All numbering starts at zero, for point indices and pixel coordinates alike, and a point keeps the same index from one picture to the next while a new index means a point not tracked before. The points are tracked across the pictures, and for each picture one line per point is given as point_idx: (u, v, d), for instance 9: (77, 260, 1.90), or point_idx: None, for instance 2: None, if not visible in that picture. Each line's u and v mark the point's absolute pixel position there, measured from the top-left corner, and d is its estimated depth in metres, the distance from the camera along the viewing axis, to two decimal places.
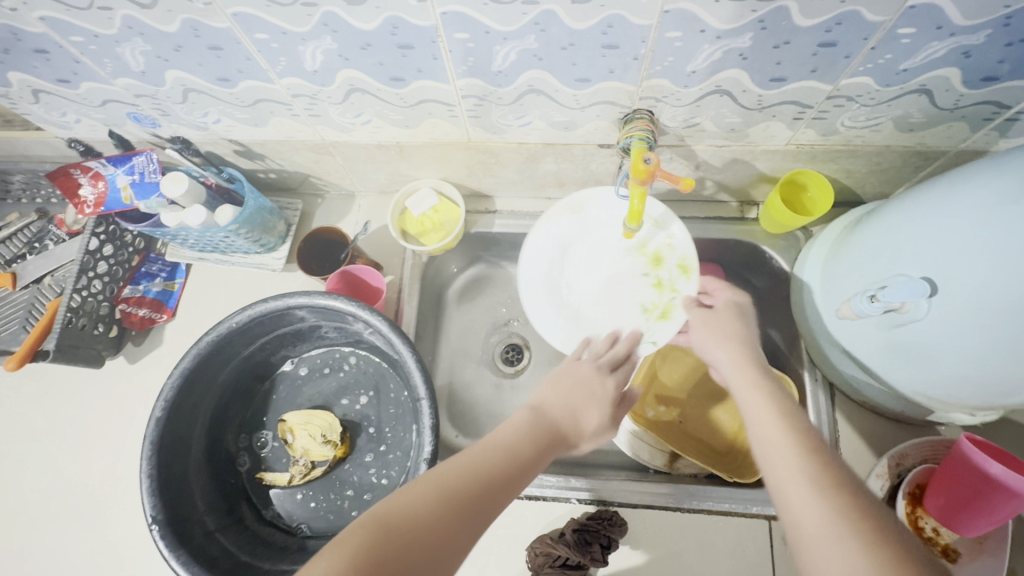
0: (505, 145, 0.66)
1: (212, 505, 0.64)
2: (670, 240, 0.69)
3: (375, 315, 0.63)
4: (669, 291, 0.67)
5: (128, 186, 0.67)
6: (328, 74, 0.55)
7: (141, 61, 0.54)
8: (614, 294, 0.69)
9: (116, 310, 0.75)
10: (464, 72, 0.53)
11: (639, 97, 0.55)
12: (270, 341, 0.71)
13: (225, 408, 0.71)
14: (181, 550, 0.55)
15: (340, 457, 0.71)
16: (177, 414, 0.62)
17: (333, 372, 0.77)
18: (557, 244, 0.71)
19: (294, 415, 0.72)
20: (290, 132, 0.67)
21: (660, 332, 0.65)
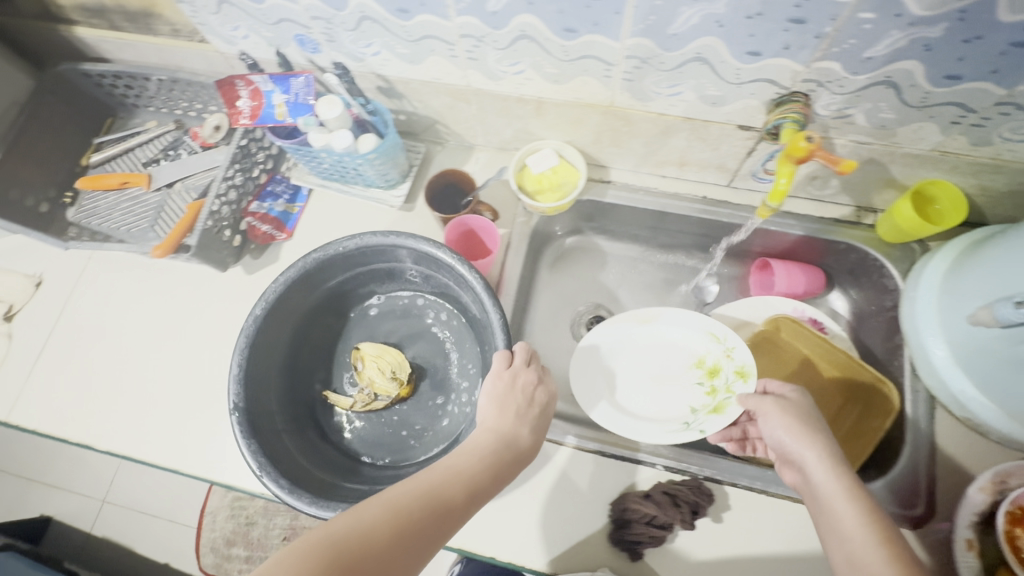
0: (644, 114, 0.68)
1: (285, 409, 0.72)
2: (727, 353, 0.73)
3: (469, 271, 0.66)
4: (724, 394, 0.71)
5: (283, 104, 0.71)
6: (506, 17, 0.57)
7: None
8: (661, 392, 0.74)
9: (243, 222, 0.80)
10: (639, 31, 0.55)
11: (801, 79, 0.56)
12: (360, 273, 0.76)
13: (312, 324, 0.78)
14: (255, 444, 0.62)
15: (402, 396, 0.76)
16: (272, 319, 0.69)
17: (414, 317, 0.82)
18: (613, 336, 0.77)
19: (369, 346, 0.77)
20: (439, 74, 0.70)
21: (710, 424, 0.69)
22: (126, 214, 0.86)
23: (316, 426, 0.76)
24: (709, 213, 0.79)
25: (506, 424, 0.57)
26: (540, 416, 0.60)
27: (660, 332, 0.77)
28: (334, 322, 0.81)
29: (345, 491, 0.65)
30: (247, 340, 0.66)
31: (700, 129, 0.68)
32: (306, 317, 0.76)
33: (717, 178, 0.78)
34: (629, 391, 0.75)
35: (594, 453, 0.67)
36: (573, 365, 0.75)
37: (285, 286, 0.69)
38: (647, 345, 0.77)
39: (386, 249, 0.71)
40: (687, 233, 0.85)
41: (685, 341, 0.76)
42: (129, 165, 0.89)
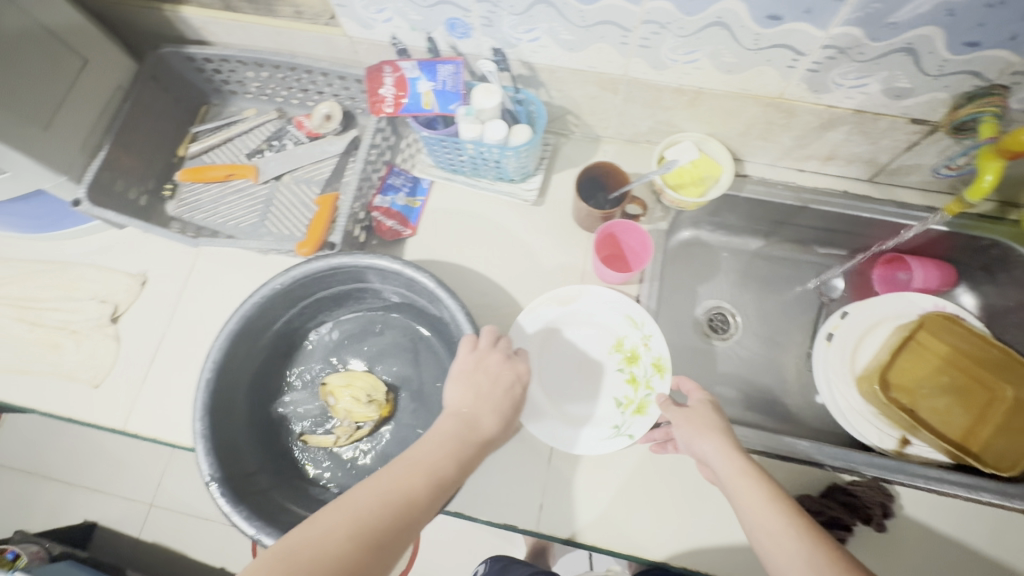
0: (812, 106, 0.66)
1: (265, 463, 0.65)
2: (647, 340, 0.69)
3: (418, 272, 0.64)
4: (645, 387, 0.67)
5: (430, 92, 0.66)
6: (705, 3, 0.54)
7: None
8: (592, 386, 0.69)
9: (370, 217, 0.76)
10: (853, 19, 0.52)
11: (1010, 72, 0.55)
12: (308, 305, 0.70)
13: (268, 371, 0.70)
14: (242, 505, 0.56)
15: (385, 417, 0.69)
16: (224, 376, 0.62)
17: (375, 334, 0.74)
18: (540, 333, 0.71)
19: (335, 378, 0.71)
20: (597, 62, 0.67)
21: (637, 426, 0.65)
22: (231, 207, 0.81)
23: (298, 471, 0.68)
24: (849, 208, 0.78)
25: (473, 412, 0.52)
26: (506, 397, 0.55)
27: (579, 320, 0.72)
28: (285, 355, 0.73)
29: None
30: (205, 404, 0.59)
31: (867, 122, 0.66)
32: (263, 354, 0.69)
33: (859, 172, 0.76)
34: (566, 390, 0.69)
35: (760, 455, 0.66)
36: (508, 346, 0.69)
37: (228, 340, 0.62)
38: (579, 334, 0.72)
39: (345, 270, 0.66)
40: (816, 228, 0.83)
41: (607, 327, 0.71)
42: (229, 156, 0.84)
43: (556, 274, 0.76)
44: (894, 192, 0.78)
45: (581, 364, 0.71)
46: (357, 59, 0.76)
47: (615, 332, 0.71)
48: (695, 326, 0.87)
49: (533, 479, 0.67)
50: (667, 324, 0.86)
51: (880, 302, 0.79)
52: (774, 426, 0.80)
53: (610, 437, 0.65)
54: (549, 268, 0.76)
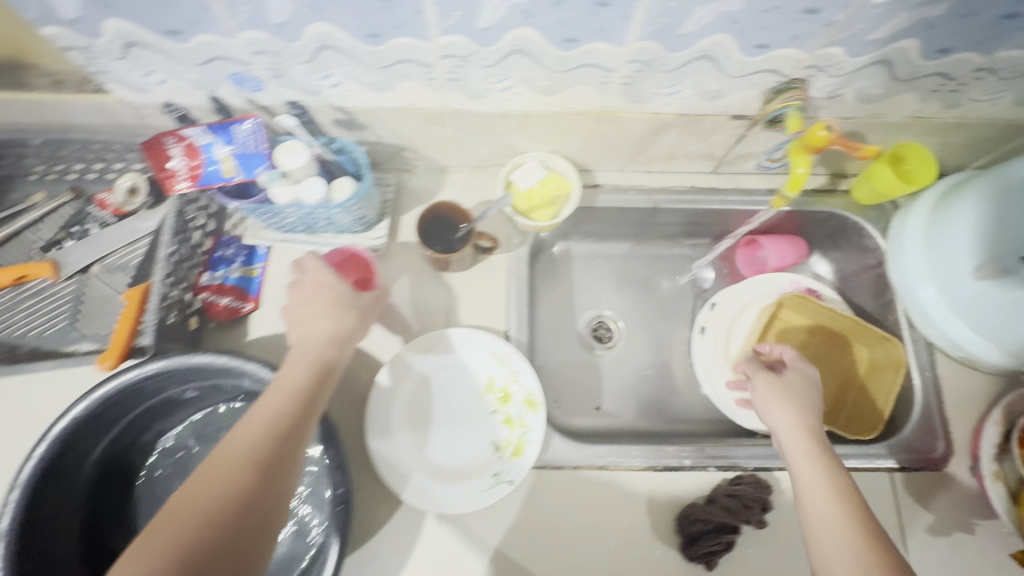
0: (638, 116, 0.65)
1: None
2: (515, 377, 0.67)
3: (250, 363, 0.58)
4: (520, 426, 0.66)
5: (230, 157, 0.59)
6: (498, 33, 0.51)
7: (287, 11, 0.48)
8: (466, 434, 0.67)
9: (198, 299, 0.67)
10: (647, 34, 0.51)
11: (803, 66, 0.56)
12: (136, 420, 0.60)
13: (103, 505, 0.60)
14: None
15: None
16: (34, 535, 0.52)
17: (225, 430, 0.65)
18: (406, 388, 0.67)
19: None
20: (413, 99, 0.62)
21: (515, 469, 0.64)
22: (30, 314, 0.69)
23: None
24: (701, 202, 0.78)
25: (293, 372, 0.50)
26: (324, 334, 0.53)
27: (443, 367, 0.68)
28: (125, 478, 0.62)
29: None
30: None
31: (693, 123, 0.66)
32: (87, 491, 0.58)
33: (702, 166, 0.77)
34: (441, 443, 0.66)
35: (647, 470, 0.66)
36: (370, 410, 0.65)
37: (28, 490, 0.52)
38: (446, 381, 0.68)
39: (165, 376, 0.57)
40: (676, 223, 0.84)
41: (475, 370, 0.68)
42: (20, 252, 0.71)
43: (420, 324, 0.71)
44: (738, 179, 0.80)
45: (451, 414, 0.67)
46: (147, 123, 0.66)
47: (483, 374, 0.68)
48: (579, 339, 0.86)
49: (426, 554, 0.62)
50: (550, 344, 0.85)
51: (743, 288, 0.81)
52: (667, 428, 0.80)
53: (491, 487, 0.63)
54: (413, 318, 0.71)
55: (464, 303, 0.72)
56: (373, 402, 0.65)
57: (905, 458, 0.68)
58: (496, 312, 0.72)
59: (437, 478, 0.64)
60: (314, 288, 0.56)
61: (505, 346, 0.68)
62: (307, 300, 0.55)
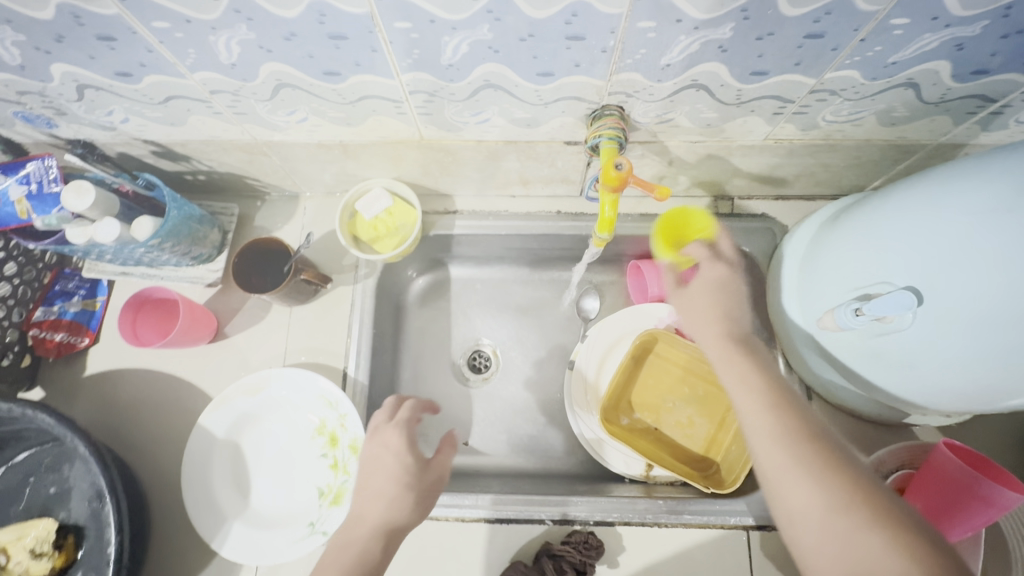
0: (462, 143, 0.60)
1: None
2: (343, 420, 0.64)
3: (39, 412, 0.55)
4: (344, 473, 0.63)
5: (23, 199, 0.57)
6: (250, 68, 0.47)
7: (16, 54, 0.45)
8: (293, 478, 0.64)
9: (28, 337, 0.66)
10: (409, 65, 0.46)
11: (608, 92, 0.50)
12: None
13: None
14: None
15: (61, 567, 0.61)
16: None
17: (49, 470, 0.65)
18: (232, 429, 0.65)
19: (5, 532, 0.62)
20: (215, 132, 0.58)
21: (331, 520, 0.61)
22: None
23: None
24: (568, 228, 0.73)
25: (349, 552, 0.48)
26: (372, 526, 0.49)
27: (273, 408, 0.66)
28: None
29: None
30: None
31: (528, 149, 0.61)
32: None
33: (567, 190, 0.71)
34: (264, 488, 0.64)
35: (480, 521, 0.63)
36: (189, 452, 0.63)
37: None
38: (277, 422, 0.66)
39: None
40: (553, 249, 0.79)
41: (306, 412, 0.66)
42: None
43: (257, 361, 0.69)
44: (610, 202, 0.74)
45: (280, 456, 0.65)
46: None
47: (313, 416, 0.65)
48: (454, 369, 0.82)
49: None
50: (422, 375, 0.81)
51: (616, 321, 0.76)
52: (535, 468, 0.75)
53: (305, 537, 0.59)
54: (251, 353, 0.69)
55: (305, 339, 0.69)
56: (193, 444, 0.63)
57: (764, 516, 0.62)
58: (337, 348, 0.69)
59: (253, 527, 0.61)
60: (379, 461, 0.53)
61: (335, 387, 0.65)
62: (377, 474, 0.53)
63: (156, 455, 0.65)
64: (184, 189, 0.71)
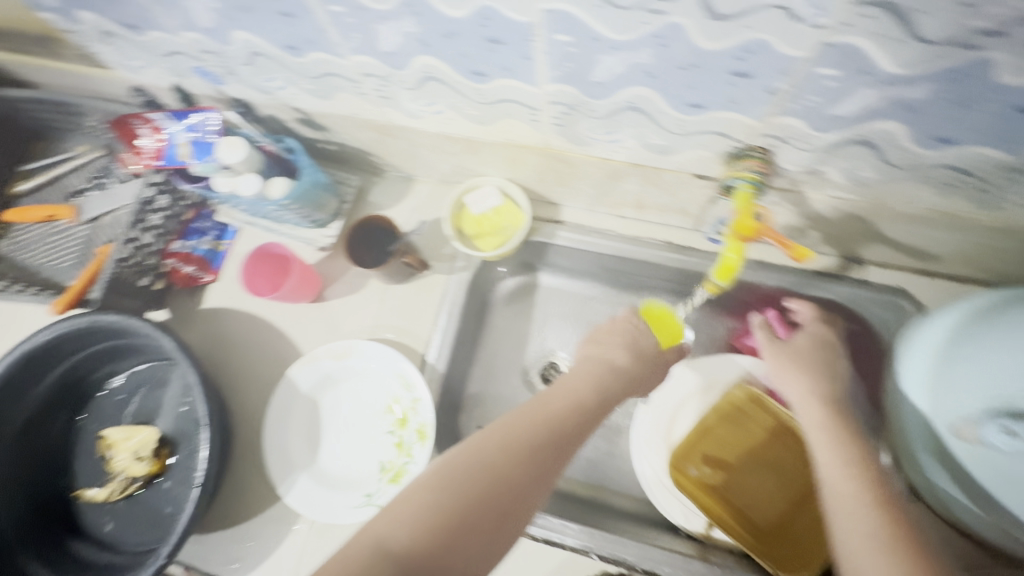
0: (586, 158, 0.58)
1: (24, 521, 0.65)
2: (415, 403, 0.66)
3: (165, 335, 0.62)
4: (406, 454, 0.65)
5: (186, 143, 0.63)
6: (405, 58, 0.48)
7: (209, 18, 0.50)
8: (357, 446, 0.67)
9: (164, 264, 0.74)
10: (557, 77, 0.45)
11: (759, 134, 0.46)
12: (87, 359, 0.69)
13: (48, 423, 0.70)
14: None
15: (155, 474, 0.68)
16: None
17: (161, 386, 0.73)
18: (314, 386, 0.69)
19: (116, 430, 0.70)
20: (356, 110, 0.61)
21: (386, 496, 0.63)
22: (51, 248, 0.81)
23: (70, 526, 0.68)
24: (674, 259, 0.69)
25: (558, 407, 0.50)
26: (579, 396, 0.52)
27: (353, 376, 0.69)
28: (77, 406, 0.72)
29: None
30: None
31: (654, 176, 0.58)
32: (37, 409, 0.69)
33: (680, 221, 0.68)
34: (331, 450, 0.67)
35: (525, 536, 0.63)
36: (274, 399, 0.68)
37: None
38: (353, 390, 0.69)
39: (107, 328, 0.65)
40: (650, 278, 0.76)
41: (382, 387, 0.68)
42: (57, 195, 0.84)
43: (347, 329, 0.72)
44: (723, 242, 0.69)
45: (350, 423, 0.68)
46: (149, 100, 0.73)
47: (388, 393, 0.68)
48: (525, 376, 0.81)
49: (288, 549, 0.64)
50: (493, 373, 0.81)
51: (702, 369, 0.72)
52: (587, 495, 0.73)
53: (359, 507, 0.63)
54: (344, 319, 0.73)
55: (395, 317, 0.72)
56: (279, 393, 0.68)
57: None
58: (422, 332, 0.71)
59: (316, 483, 0.65)
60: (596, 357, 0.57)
61: (414, 370, 0.67)
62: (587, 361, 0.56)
63: (247, 393, 0.71)
64: (315, 155, 0.76)
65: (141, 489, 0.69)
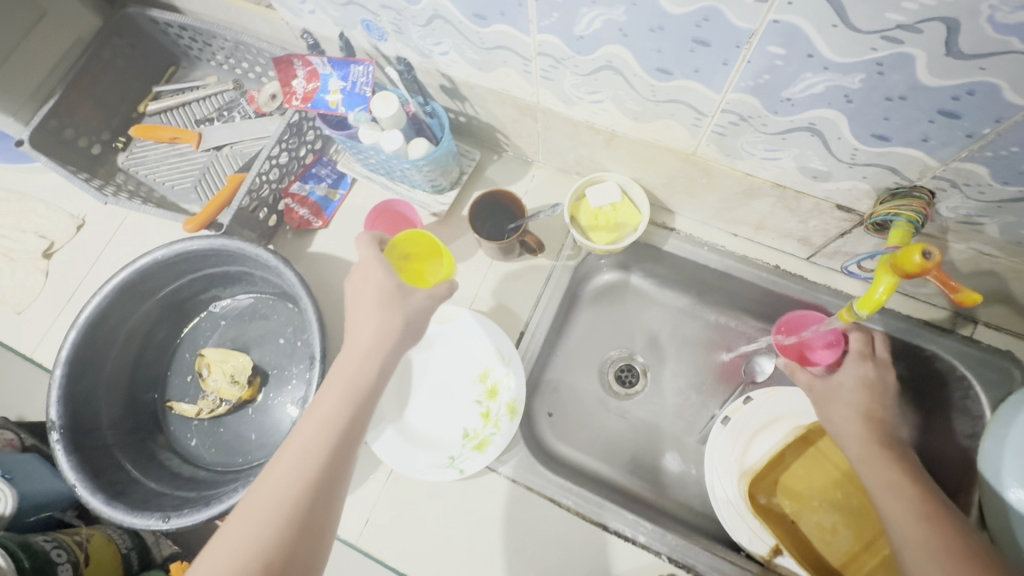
0: (729, 171, 0.59)
1: (120, 420, 0.68)
2: (509, 378, 0.68)
3: (288, 269, 0.64)
4: (492, 425, 0.66)
5: (338, 92, 0.66)
6: (592, 44, 0.50)
7: None
8: (444, 410, 0.69)
9: (281, 203, 0.77)
10: (746, 87, 0.46)
11: (931, 176, 0.47)
12: (198, 280, 0.71)
13: (151, 333, 0.72)
14: (73, 455, 0.59)
15: (245, 400, 0.70)
16: (97, 332, 0.65)
17: (260, 318, 0.75)
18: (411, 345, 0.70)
19: (214, 351, 0.73)
20: (509, 86, 0.63)
21: (470, 462, 0.64)
22: (171, 170, 0.84)
23: (159, 436, 0.70)
24: (782, 285, 0.69)
25: (350, 369, 0.50)
26: (364, 346, 0.51)
27: (450, 343, 0.71)
28: (178, 324, 0.75)
29: (173, 500, 0.61)
30: (68, 355, 0.62)
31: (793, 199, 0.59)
32: (147, 320, 0.71)
33: (795, 249, 0.69)
34: (418, 408, 0.69)
35: (596, 526, 0.64)
36: None
37: (105, 301, 0.65)
38: (447, 355, 0.71)
39: (229, 253, 0.67)
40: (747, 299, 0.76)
41: (476, 357, 0.70)
42: (182, 119, 0.87)
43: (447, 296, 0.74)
44: (833, 277, 0.69)
45: (440, 386, 0.70)
46: (297, 44, 0.75)
47: (482, 363, 0.69)
48: (600, 373, 0.82)
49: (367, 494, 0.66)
50: (571, 365, 0.82)
51: (792, 397, 0.72)
52: (649, 498, 0.74)
53: (442, 466, 0.64)
54: None
55: (495, 292, 0.74)
56: None
57: None
58: (519, 311, 0.73)
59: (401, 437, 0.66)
60: (359, 289, 0.55)
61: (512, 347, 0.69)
62: (359, 303, 0.53)
63: (343, 340, 0.73)
64: None
65: (227, 412, 0.71)
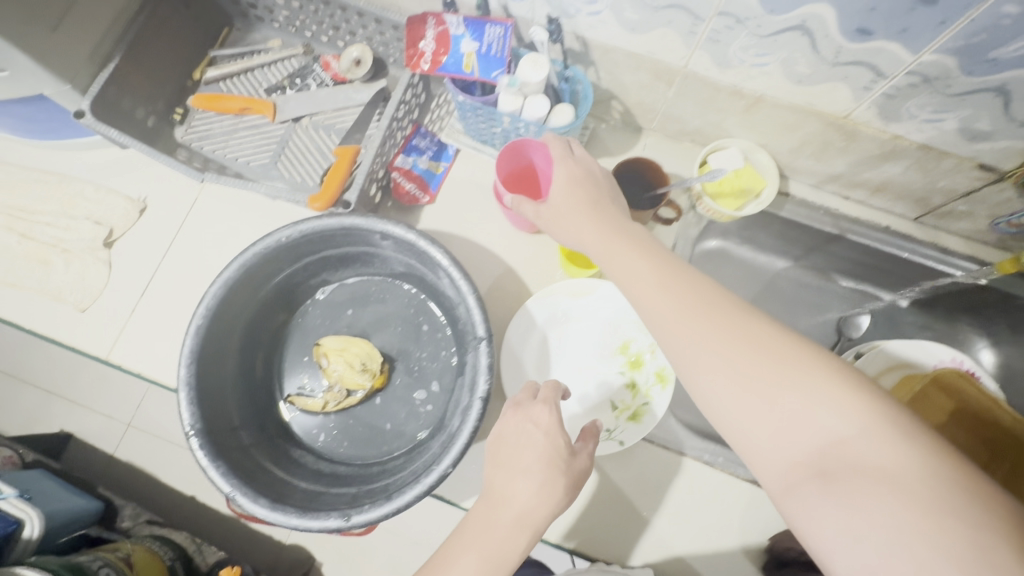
0: (876, 133, 0.61)
1: (247, 419, 0.62)
2: (654, 347, 0.68)
3: (433, 245, 0.59)
4: (643, 395, 0.66)
5: (472, 54, 0.61)
6: (794, 4, 0.49)
7: None
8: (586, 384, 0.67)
9: (389, 176, 0.72)
10: (950, 48, 0.48)
11: None
12: (313, 262, 0.66)
13: (261, 324, 0.66)
14: (221, 461, 0.54)
15: (375, 388, 0.66)
16: (218, 325, 0.59)
17: (377, 302, 0.70)
18: (548, 319, 0.68)
19: (331, 340, 0.67)
20: (659, 49, 0.61)
21: (628, 432, 0.64)
22: (245, 143, 0.76)
23: (285, 435, 0.66)
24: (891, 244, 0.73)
25: (502, 533, 0.45)
26: (516, 510, 0.46)
27: (585, 317, 0.69)
28: (284, 312, 0.69)
29: (336, 497, 0.57)
30: (193, 351, 0.56)
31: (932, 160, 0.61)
32: (257, 309, 0.65)
33: (907, 209, 0.72)
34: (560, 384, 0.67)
35: (750, 482, 0.65)
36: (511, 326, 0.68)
37: (225, 289, 0.58)
38: (581, 328, 0.69)
39: (358, 232, 0.61)
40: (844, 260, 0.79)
41: (615, 328, 0.69)
42: (248, 87, 0.79)
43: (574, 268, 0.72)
44: (936, 236, 0.74)
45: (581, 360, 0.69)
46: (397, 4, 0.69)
47: (623, 334, 0.69)
48: None
49: None
50: None
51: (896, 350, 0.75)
52: None
53: (601, 439, 0.63)
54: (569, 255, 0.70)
55: None
56: (515, 322, 0.68)
57: None
58: None
59: None
60: (526, 436, 0.49)
61: None
62: (519, 448, 0.48)
63: None
64: None
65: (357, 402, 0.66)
